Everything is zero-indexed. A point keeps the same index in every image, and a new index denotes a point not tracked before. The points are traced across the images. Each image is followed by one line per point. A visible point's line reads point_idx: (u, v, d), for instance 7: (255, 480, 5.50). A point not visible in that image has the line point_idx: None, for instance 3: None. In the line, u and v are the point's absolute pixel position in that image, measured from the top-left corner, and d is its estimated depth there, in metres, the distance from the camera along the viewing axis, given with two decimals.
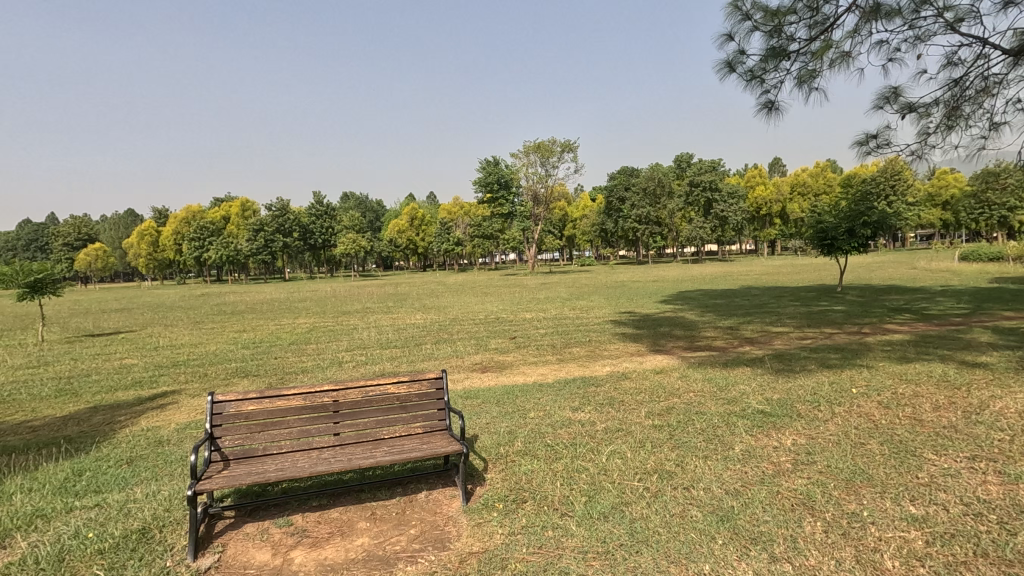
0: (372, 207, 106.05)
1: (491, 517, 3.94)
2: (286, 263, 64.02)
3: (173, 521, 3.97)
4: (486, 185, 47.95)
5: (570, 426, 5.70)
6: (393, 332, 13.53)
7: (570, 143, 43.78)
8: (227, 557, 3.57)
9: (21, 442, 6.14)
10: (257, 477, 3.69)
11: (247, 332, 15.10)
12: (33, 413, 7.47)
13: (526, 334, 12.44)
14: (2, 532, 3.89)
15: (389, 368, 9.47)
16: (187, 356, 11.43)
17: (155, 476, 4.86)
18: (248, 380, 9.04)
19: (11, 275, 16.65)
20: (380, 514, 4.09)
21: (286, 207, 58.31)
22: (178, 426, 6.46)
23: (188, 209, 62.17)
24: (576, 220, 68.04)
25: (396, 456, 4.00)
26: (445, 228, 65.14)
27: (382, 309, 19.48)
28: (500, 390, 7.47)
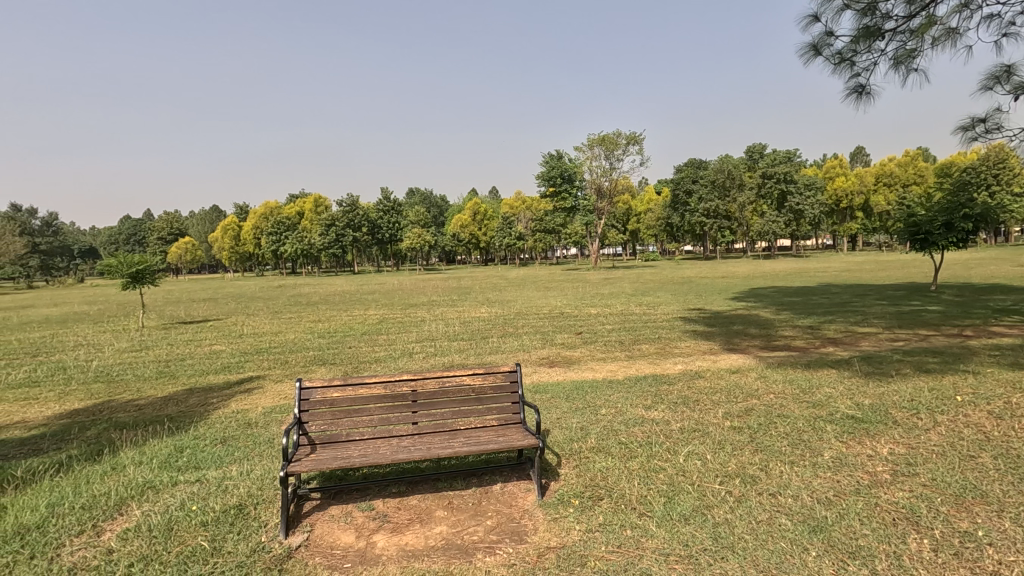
0: (436, 202, 108.48)
1: (568, 513, 3.90)
2: (355, 258, 66.66)
3: (266, 499, 4.21)
4: (549, 178, 47.78)
5: (644, 425, 5.56)
6: (460, 325, 13.76)
7: (636, 136, 42.83)
8: (316, 536, 3.73)
9: (129, 419, 6.71)
10: (343, 461, 3.83)
11: (322, 322, 15.81)
12: (139, 393, 8.15)
13: (592, 330, 12.27)
14: (119, 500, 4.26)
15: (458, 360, 9.63)
16: (269, 343, 12.11)
17: (247, 456, 5.16)
18: (326, 368, 9.47)
19: (116, 266, 18.27)
20: (456, 503, 4.16)
21: (356, 203, 60.38)
22: (264, 410, 6.85)
23: (266, 206, 65.87)
24: (640, 214, 66.62)
25: (473, 448, 4.03)
26: (507, 222, 65.43)
27: (447, 303, 19.86)
28: (569, 386, 7.41)
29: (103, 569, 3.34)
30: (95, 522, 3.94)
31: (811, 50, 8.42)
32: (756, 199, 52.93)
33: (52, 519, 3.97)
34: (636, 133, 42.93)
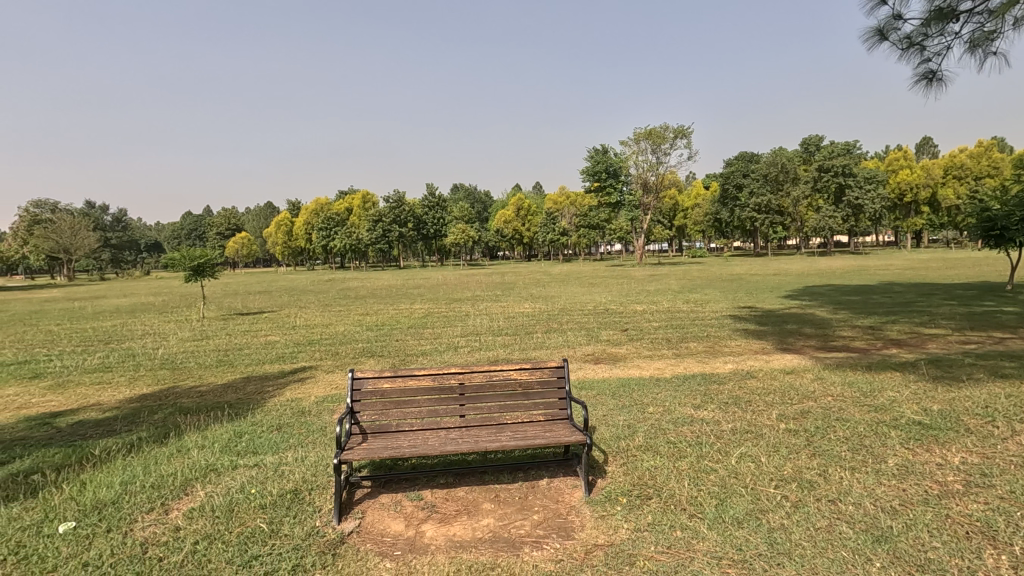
0: (480, 197, 109.28)
1: (615, 511, 3.85)
2: (401, 253, 67.93)
3: (320, 485, 4.35)
4: (593, 173, 47.29)
5: (693, 425, 5.43)
6: (504, 320, 13.84)
7: (684, 129, 41.83)
8: (367, 523, 3.83)
9: (192, 404, 7.07)
10: (393, 451, 3.91)
11: (370, 315, 16.22)
12: (201, 380, 8.58)
13: (638, 327, 12.07)
14: (185, 481, 4.50)
15: (503, 355, 9.69)
16: (320, 335, 12.52)
17: (301, 443, 5.35)
18: (374, 360, 9.71)
19: (180, 259, 19.28)
20: (503, 497, 4.18)
21: (402, 199, 61.43)
22: (317, 399, 7.09)
23: (317, 202, 68.00)
24: (687, 210, 65.13)
25: (521, 442, 4.03)
26: (550, 218, 65.17)
27: (491, 298, 20.01)
28: (614, 383, 7.32)
29: (171, 546, 3.53)
30: (163, 501, 4.17)
31: (876, 35, 7.97)
32: (811, 193, 50.71)
33: (126, 496, 4.24)
34: (684, 126, 41.95)
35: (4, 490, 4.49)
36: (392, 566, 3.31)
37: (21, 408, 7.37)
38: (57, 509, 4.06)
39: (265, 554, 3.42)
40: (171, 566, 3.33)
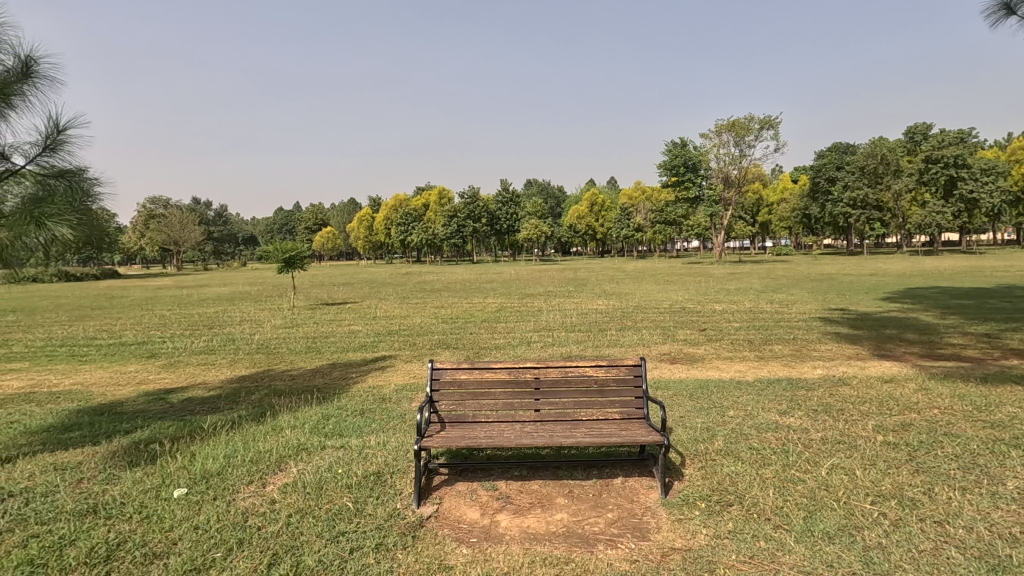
0: (554, 193, 109.23)
1: (694, 515, 3.74)
2: (475, 247, 69.13)
3: (401, 469, 4.55)
4: (671, 167, 45.91)
5: (777, 431, 5.16)
6: (577, 316, 13.77)
7: (770, 119, 39.61)
8: (444, 509, 3.96)
9: (285, 387, 7.61)
10: (470, 441, 4.01)
11: (445, 308, 16.69)
12: (292, 364, 9.20)
13: (718, 327, 11.59)
14: (280, 457, 4.85)
15: (575, 350, 9.67)
16: (399, 326, 13.03)
17: (383, 429, 5.61)
18: (450, 351, 10.00)
19: (274, 252, 20.72)
20: (577, 493, 4.17)
21: (477, 194, 62.50)
22: (396, 387, 7.41)
23: (396, 198, 70.70)
24: (772, 205, 61.75)
25: (596, 440, 4.00)
26: (625, 214, 63.97)
27: (564, 294, 19.96)
28: (692, 384, 7.09)
29: (269, 516, 3.83)
30: (262, 475, 4.53)
31: (1001, 10, 7.15)
32: (916, 186, 45.88)
33: (229, 468, 4.63)
34: (770, 116, 39.74)
35: (129, 456, 5.05)
36: (468, 552, 3.40)
37: (141, 384, 8.23)
38: (173, 476, 4.51)
39: (351, 531, 3.62)
40: (269, 535, 3.61)
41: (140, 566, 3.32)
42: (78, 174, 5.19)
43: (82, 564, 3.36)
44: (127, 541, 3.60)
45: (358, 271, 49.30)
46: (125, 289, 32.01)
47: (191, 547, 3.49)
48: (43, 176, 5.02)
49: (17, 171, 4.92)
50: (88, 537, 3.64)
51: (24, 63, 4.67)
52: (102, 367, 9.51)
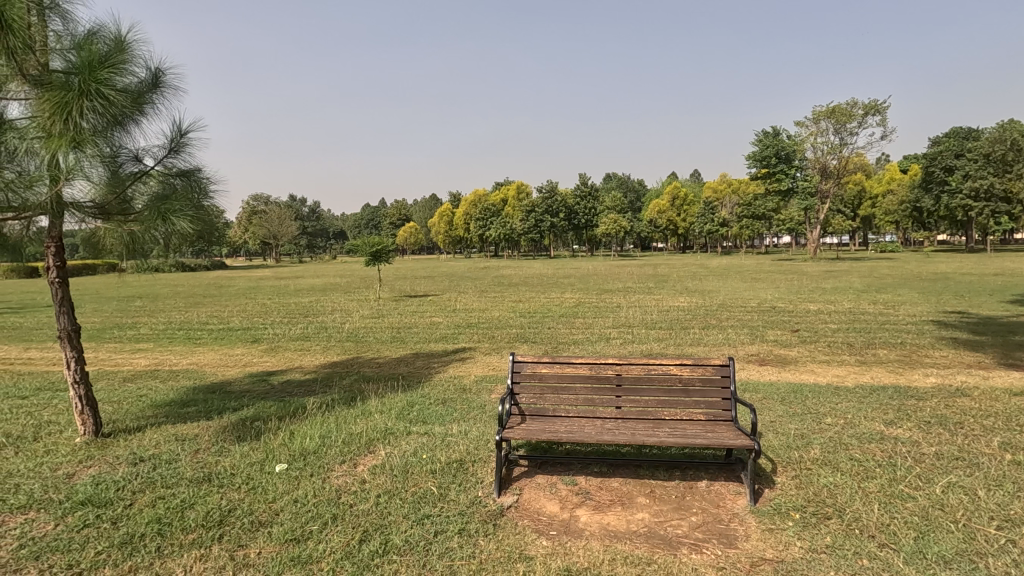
0: (634, 187, 106.71)
1: (787, 527, 3.53)
2: (552, 242, 69.04)
3: (483, 458, 4.65)
4: (761, 158, 43.41)
5: (883, 443, 4.75)
6: (658, 313, 13.39)
7: (877, 104, 36.35)
8: (524, 501, 4.00)
9: (373, 374, 8.01)
10: (551, 434, 4.02)
11: (523, 302, 16.82)
12: (378, 352, 9.67)
13: (813, 328, 10.84)
14: (370, 440, 5.12)
15: (657, 348, 9.42)
16: (478, 319, 13.29)
17: (464, 418, 5.76)
18: (528, 345, 10.08)
19: (363, 246, 21.81)
20: (659, 493, 4.07)
21: (555, 189, 62.33)
22: (476, 378, 7.58)
23: (476, 194, 72.06)
24: (877, 198, 56.64)
25: (680, 440, 3.88)
26: (709, 208, 61.29)
27: (644, 290, 19.50)
28: (784, 387, 6.69)
29: (359, 495, 4.06)
30: (353, 455, 4.79)
31: None
32: None
33: (324, 448, 4.95)
34: (877, 100, 36.47)
35: (238, 431, 5.53)
36: (548, 545, 3.42)
37: (246, 366, 8.99)
38: (275, 452, 4.89)
39: (436, 515, 3.75)
40: (360, 513, 3.82)
41: (248, 532, 3.64)
42: (196, 174, 5.73)
43: (200, 526, 3.73)
44: (236, 508, 3.95)
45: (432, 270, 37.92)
46: (231, 279, 34.92)
47: (292, 519, 3.77)
48: (167, 176, 5.56)
49: (146, 172, 5.45)
50: (205, 502, 4.03)
51: (154, 75, 5.25)
52: (213, 349, 10.47)
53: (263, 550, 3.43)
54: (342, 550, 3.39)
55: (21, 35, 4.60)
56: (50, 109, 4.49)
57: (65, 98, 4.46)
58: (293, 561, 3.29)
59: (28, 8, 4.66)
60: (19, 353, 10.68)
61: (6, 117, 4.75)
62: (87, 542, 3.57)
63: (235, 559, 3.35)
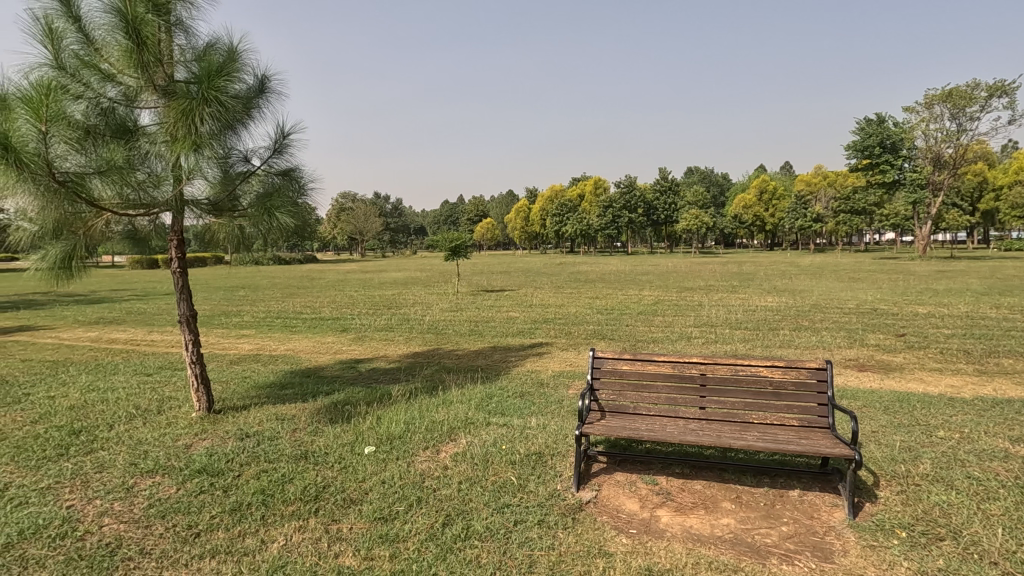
0: (718, 181, 102.32)
1: (891, 545, 3.27)
2: (629, 238, 67.53)
3: (561, 452, 4.67)
4: (862, 148, 40.10)
5: (1008, 462, 4.26)
6: (744, 312, 12.76)
7: (1003, 84, 32.44)
8: (603, 497, 3.98)
9: (453, 365, 8.26)
10: (632, 432, 3.96)
11: (600, 298, 16.63)
12: (457, 344, 9.95)
13: (921, 333, 9.89)
14: (451, 428, 5.28)
15: (742, 349, 9.00)
16: (555, 315, 13.28)
17: (541, 412, 5.81)
18: (606, 342, 9.96)
19: (442, 242, 22.44)
20: (746, 499, 3.90)
21: (633, 183, 60.96)
22: (553, 373, 7.60)
23: (552, 189, 72.07)
24: (1002, 189, 50.59)
25: (770, 445, 3.69)
26: (802, 202, 57.40)
27: (728, 288, 18.64)
28: (888, 396, 6.17)
29: (442, 481, 4.21)
30: (435, 443, 4.97)
31: None
32: None
33: (408, 433, 5.17)
34: (1004, 80, 32.54)
35: (331, 413, 5.90)
36: (628, 542, 3.38)
37: (336, 353, 9.56)
38: (364, 435, 5.18)
39: (515, 505, 3.82)
40: (443, 497, 3.96)
41: (340, 508, 3.88)
42: (296, 173, 6.13)
43: (298, 499, 4.03)
44: (330, 485, 4.22)
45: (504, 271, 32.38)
46: (323, 272, 37.25)
47: (379, 498, 3.97)
48: (270, 175, 5.99)
49: (253, 171, 5.89)
50: (302, 477, 4.35)
51: (261, 82, 5.65)
52: (306, 337, 11.24)
53: (354, 526, 3.65)
54: (426, 531, 3.54)
55: (154, 49, 5.12)
56: (175, 115, 4.96)
57: (188, 105, 4.90)
58: (382, 538, 3.47)
59: (159, 25, 5.17)
60: (144, 335, 11.98)
61: (138, 124, 5.32)
62: (204, 506, 3.96)
63: (330, 532, 3.58)
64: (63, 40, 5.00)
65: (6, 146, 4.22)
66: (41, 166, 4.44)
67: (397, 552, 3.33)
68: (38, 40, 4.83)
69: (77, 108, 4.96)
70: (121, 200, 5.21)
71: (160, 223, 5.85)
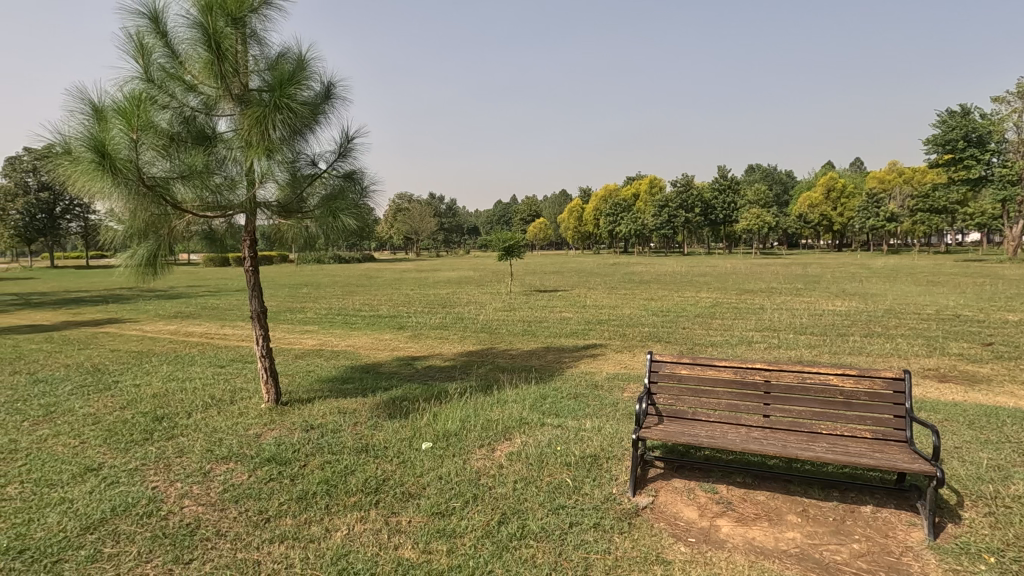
0: (782, 179, 98.17)
1: (977, 571, 3.04)
2: (685, 238, 65.73)
3: (617, 455, 4.62)
4: (943, 142, 37.43)
5: None
6: (809, 317, 12.18)
7: None
8: (660, 502, 3.91)
9: (506, 364, 8.34)
10: (691, 438, 3.87)
11: (655, 300, 16.32)
12: (511, 344, 10.01)
13: (1011, 342, 9.12)
14: (506, 428, 5.33)
15: (808, 355, 8.61)
16: (609, 316, 13.15)
17: (596, 414, 5.77)
18: (662, 344, 9.77)
19: (496, 241, 22.64)
20: (814, 513, 3.73)
21: (691, 182, 59.39)
22: (608, 375, 7.53)
23: (606, 188, 71.37)
24: None
25: (841, 457, 3.52)
26: (874, 200, 54.06)
27: (792, 291, 17.84)
28: (972, 409, 5.73)
29: (498, 479, 4.25)
30: (491, 441, 5.03)
31: None
32: None
33: (464, 430, 5.27)
34: None
35: (389, 409, 6.09)
36: (686, 551, 3.31)
37: (394, 350, 9.84)
38: (421, 430, 5.31)
39: (570, 506, 3.81)
40: (498, 496, 4.00)
41: (399, 501, 3.99)
42: (358, 175, 6.36)
43: (360, 490, 4.17)
44: (389, 478, 4.35)
45: (556, 270, 32.45)
46: (380, 271, 38.45)
47: (436, 494, 4.06)
48: (334, 177, 6.22)
49: (319, 174, 6.15)
50: (363, 470, 4.51)
51: (328, 88, 5.88)
52: (365, 334, 11.63)
53: (413, 519, 3.75)
54: (482, 528, 3.59)
55: (231, 60, 5.44)
56: (249, 122, 5.24)
57: (262, 112, 5.16)
58: (439, 533, 3.55)
59: (236, 36, 5.47)
60: (217, 329, 12.75)
61: (216, 131, 5.66)
62: (273, 493, 4.18)
63: (390, 524, 3.70)
64: (152, 55, 5.39)
65: (103, 153, 4.62)
66: (131, 171, 4.83)
67: (455, 547, 3.40)
68: (130, 55, 5.24)
69: (163, 117, 5.33)
70: (200, 202, 5.57)
71: (234, 224, 6.21)
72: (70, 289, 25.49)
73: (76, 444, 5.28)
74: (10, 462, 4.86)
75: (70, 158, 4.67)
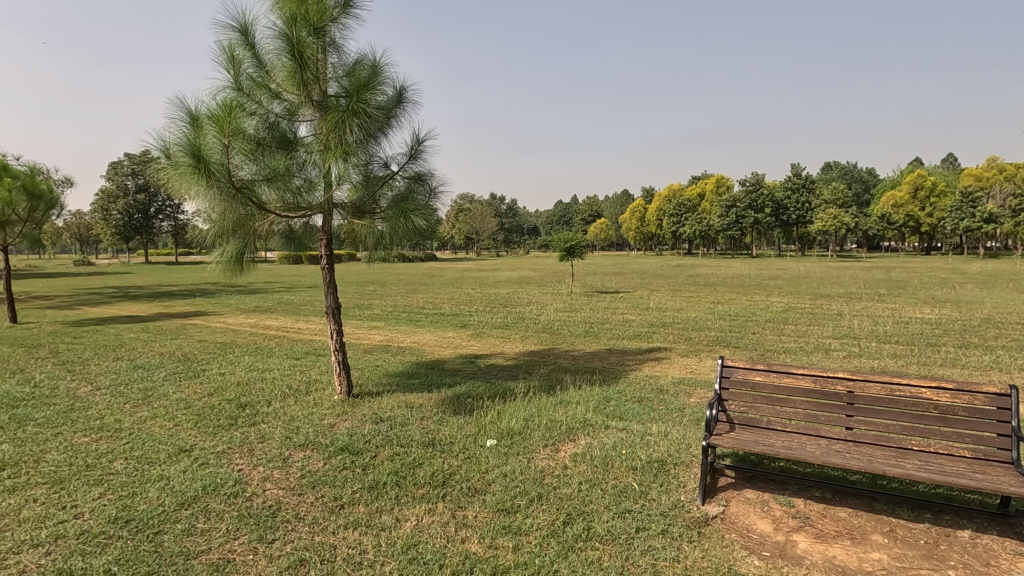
0: (863, 177, 92.14)
1: None
2: (755, 240, 62.93)
3: (685, 462, 4.50)
4: None
5: None
6: (893, 324, 11.39)
7: None
8: (731, 513, 3.78)
9: (569, 365, 8.32)
10: (766, 448, 3.71)
11: (722, 303, 15.74)
12: (573, 345, 9.97)
13: None
14: (570, 428, 5.32)
15: (892, 365, 8.06)
16: (673, 319, 12.83)
17: (662, 418, 5.65)
18: (730, 349, 9.44)
19: (557, 241, 22.58)
20: (902, 534, 3.49)
21: (761, 181, 56.88)
22: (673, 379, 7.35)
23: (670, 188, 69.65)
24: None
25: (937, 476, 3.26)
26: (968, 198, 49.73)
27: (874, 296, 16.71)
28: None
29: (562, 479, 4.25)
30: (554, 441, 5.04)
31: None
32: None
33: (529, 430, 5.29)
34: None
35: (454, 405, 6.21)
36: (761, 565, 3.18)
37: (457, 347, 10.04)
38: (486, 428, 5.39)
39: (637, 511, 3.76)
40: (563, 496, 4.00)
41: (465, 496, 4.07)
42: (428, 177, 6.53)
43: (427, 483, 4.29)
44: (455, 473, 4.44)
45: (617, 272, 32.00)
46: (442, 270, 39.23)
47: (501, 491, 4.11)
48: (405, 179, 6.42)
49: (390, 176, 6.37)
50: (430, 463, 4.63)
51: (400, 93, 6.06)
52: (429, 331, 11.92)
53: (479, 515, 3.81)
54: (548, 527, 3.60)
55: (311, 68, 5.72)
56: (328, 127, 5.48)
57: (339, 117, 5.40)
58: (505, 530, 3.59)
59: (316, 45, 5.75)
60: (292, 323, 13.46)
61: (297, 136, 5.96)
62: (347, 481, 4.37)
63: (456, 518, 3.78)
64: (241, 65, 5.75)
65: (198, 158, 5.00)
66: (222, 174, 5.18)
67: (520, 544, 3.43)
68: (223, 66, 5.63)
69: (250, 123, 5.67)
70: (282, 203, 5.91)
71: (311, 224, 6.53)
72: (163, 283, 27.63)
73: (171, 426, 5.73)
74: (116, 439, 5.34)
75: (171, 163, 5.09)
